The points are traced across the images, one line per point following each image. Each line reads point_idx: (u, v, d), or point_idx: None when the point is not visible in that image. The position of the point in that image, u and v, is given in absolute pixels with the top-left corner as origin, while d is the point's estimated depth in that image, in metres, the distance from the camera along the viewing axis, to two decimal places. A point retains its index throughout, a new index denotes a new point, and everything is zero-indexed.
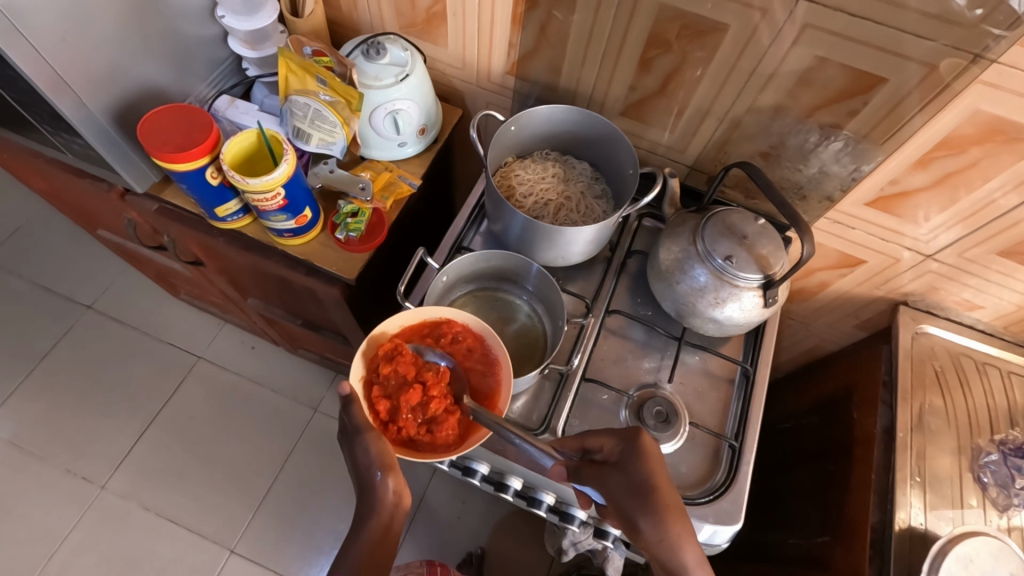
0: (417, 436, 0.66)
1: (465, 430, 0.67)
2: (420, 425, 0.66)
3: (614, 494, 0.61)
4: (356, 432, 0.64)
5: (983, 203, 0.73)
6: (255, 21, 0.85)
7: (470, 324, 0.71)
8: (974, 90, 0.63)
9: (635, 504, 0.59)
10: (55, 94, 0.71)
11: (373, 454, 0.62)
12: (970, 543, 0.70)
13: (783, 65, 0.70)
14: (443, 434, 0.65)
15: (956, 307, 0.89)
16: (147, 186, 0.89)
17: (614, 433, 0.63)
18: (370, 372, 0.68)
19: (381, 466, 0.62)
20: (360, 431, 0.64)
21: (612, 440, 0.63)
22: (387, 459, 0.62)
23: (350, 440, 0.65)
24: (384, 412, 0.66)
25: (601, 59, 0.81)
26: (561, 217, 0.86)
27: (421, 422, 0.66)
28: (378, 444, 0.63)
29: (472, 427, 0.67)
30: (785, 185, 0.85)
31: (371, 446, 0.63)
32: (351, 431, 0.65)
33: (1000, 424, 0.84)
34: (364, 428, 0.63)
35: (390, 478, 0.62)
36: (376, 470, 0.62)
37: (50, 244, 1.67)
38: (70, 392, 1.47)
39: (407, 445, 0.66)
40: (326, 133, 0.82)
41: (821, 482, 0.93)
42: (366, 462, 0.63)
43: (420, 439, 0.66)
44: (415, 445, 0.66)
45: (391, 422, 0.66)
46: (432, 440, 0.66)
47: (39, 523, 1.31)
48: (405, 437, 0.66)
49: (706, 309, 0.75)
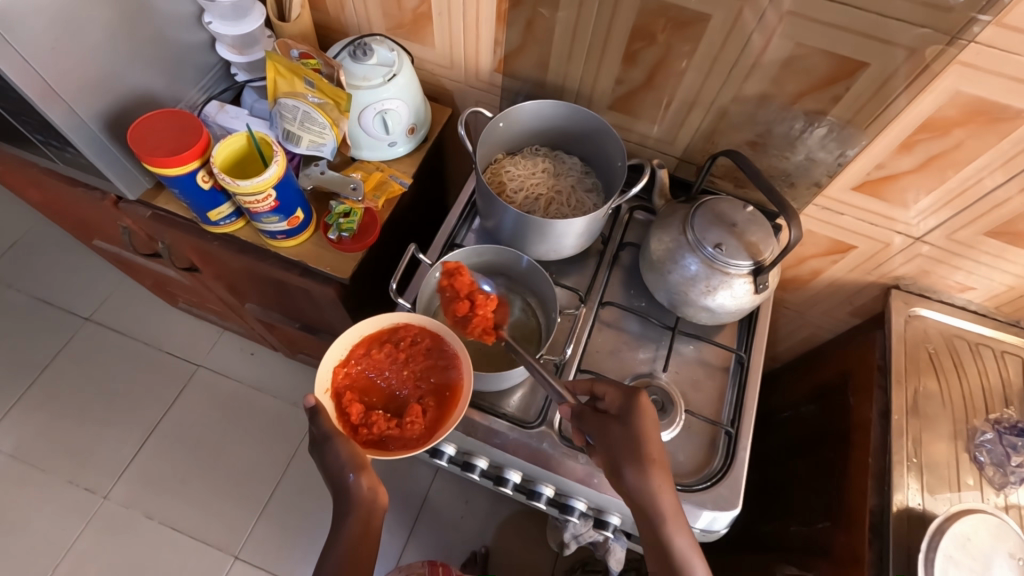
0: (386, 435, 0.68)
1: (433, 424, 0.69)
2: (389, 424, 0.68)
3: (608, 445, 0.62)
4: (324, 439, 0.65)
5: (971, 182, 0.73)
6: (243, 26, 0.86)
7: (426, 325, 0.73)
8: (954, 71, 0.63)
9: (633, 456, 0.60)
10: (46, 103, 0.72)
11: (344, 457, 0.64)
12: (967, 522, 0.71)
13: (766, 54, 0.71)
14: (412, 427, 0.68)
15: (949, 290, 0.90)
16: (140, 193, 0.90)
17: (619, 387, 0.65)
18: (336, 384, 0.71)
19: (355, 467, 0.63)
20: (329, 438, 0.65)
21: (616, 393, 0.65)
22: (359, 459, 0.64)
23: (320, 447, 0.65)
24: (353, 417, 0.68)
25: (586, 55, 0.82)
26: (551, 211, 0.87)
27: (389, 421, 0.68)
28: (348, 447, 0.64)
29: (441, 419, 0.69)
30: (773, 173, 0.86)
31: (341, 450, 0.64)
32: (320, 441, 0.66)
33: (995, 403, 0.85)
34: (332, 434, 0.65)
35: (364, 477, 0.64)
36: (349, 472, 0.63)
37: (46, 257, 1.68)
38: (70, 403, 1.47)
39: (378, 446, 0.68)
40: (316, 134, 0.83)
41: (821, 468, 0.94)
42: (338, 466, 0.64)
43: (389, 437, 0.68)
44: (385, 444, 0.68)
45: (361, 425, 0.68)
46: (401, 436, 0.68)
47: (43, 534, 1.32)
48: (375, 438, 0.68)
49: (699, 298, 0.76)
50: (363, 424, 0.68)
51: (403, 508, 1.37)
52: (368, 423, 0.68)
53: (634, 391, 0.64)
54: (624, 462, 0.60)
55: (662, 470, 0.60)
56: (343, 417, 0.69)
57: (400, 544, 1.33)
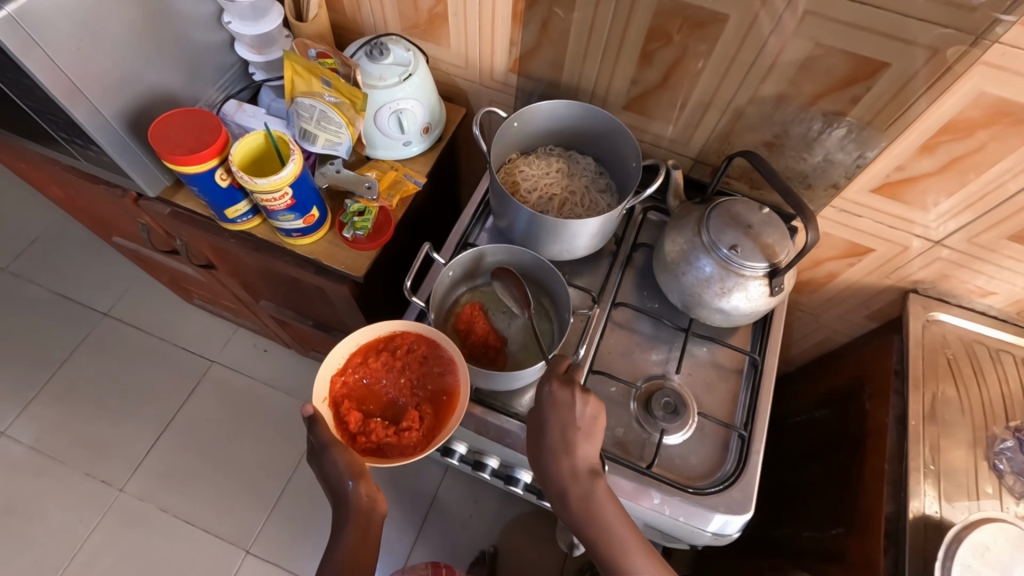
0: (384, 442, 0.69)
1: (429, 431, 0.71)
2: (386, 431, 0.70)
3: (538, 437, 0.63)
4: (322, 449, 0.65)
5: (993, 186, 0.72)
6: (261, 27, 0.87)
7: (421, 331, 0.73)
8: (977, 73, 0.62)
9: None
10: (71, 102, 0.73)
11: (341, 466, 0.64)
12: (986, 531, 0.69)
13: (783, 54, 0.70)
14: (409, 434, 0.69)
15: (969, 295, 0.88)
16: (159, 191, 0.91)
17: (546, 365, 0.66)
18: (334, 393, 0.72)
19: (352, 474, 0.64)
20: (327, 446, 0.65)
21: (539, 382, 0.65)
22: (357, 467, 0.64)
23: (318, 457, 0.66)
24: (351, 426, 0.70)
25: (601, 54, 0.82)
26: (565, 211, 0.87)
27: (387, 428, 0.70)
28: (345, 456, 0.64)
29: (438, 425, 0.70)
30: (790, 174, 0.85)
31: (338, 459, 0.64)
32: (317, 449, 0.66)
33: (1015, 411, 0.83)
34: (330, 443, 0.65)
35: (362, 485, 0.64)
36: (347, 480, 0.64)
37: (67, 253, 1.71)
38: (88, 397, 1.50)
39: (375, 453, 0.69)
40: (332, 133, 0.83)
41: (834, 474, 0.93)
42: (336, 474, 0.64)
43: (387, 445, 0.69)
44: (383, 452, 0.69)
45: (358, 433, 0.70)
46: (398, 444, 0.69)
47: (60, 525, 1.34)
48: (373, 445, 0.69)
49: (713, 299, 0.75)
50: (361, 431, 0.70)
51: (412, 507, 1.38)
52: (366, 431, 0.70)
53: (544, 380, 0.64)
54: (532, 446, 0.64)
55: (562, 453, 0.61)
56: (341, 425, 0.70)
57: (408, 543, 1.33)
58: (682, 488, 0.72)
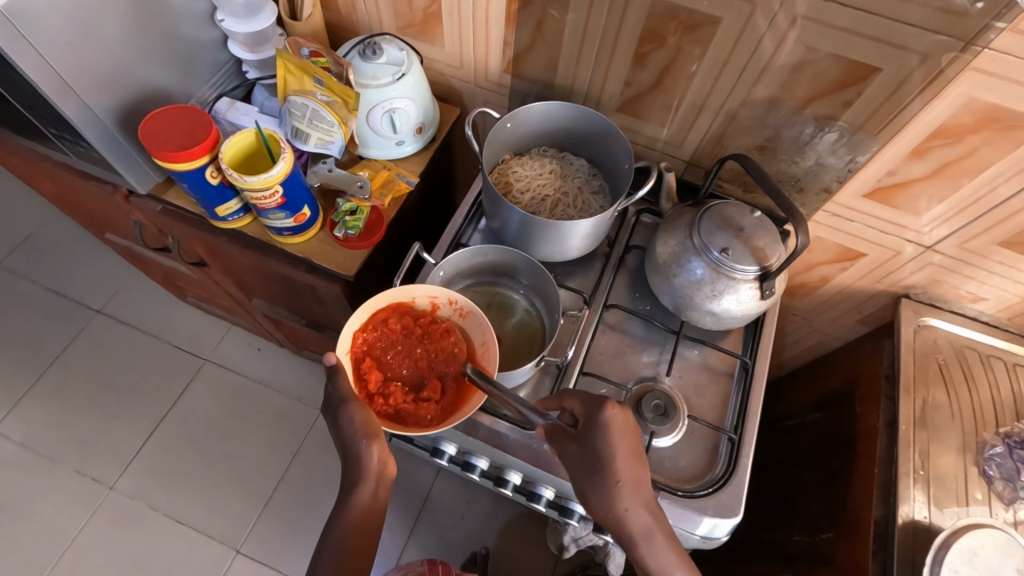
0: (401, 409, 0.69)
1: (448, 405, 0.70)
2: (405, 397, 0.70)
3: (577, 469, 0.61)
4: (341, 402, 0.65)
5: (985, 191, 0.72)
6: (254, 24, 0.87)
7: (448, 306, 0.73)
8: (967, 77, 0.62)
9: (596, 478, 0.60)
10: (61, 98, 0.73)
11: (359, 423, 0.63)
12: (973, 536, 0.70)
13: (775, 59, 0.71)
14: (427, 406, 0.69)
15: (960, 299, 0.88)
16: (150, 187, 0.91)
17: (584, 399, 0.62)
18: (355, 348, 0.71)
19: (367, 435, 0.63)
20: (345, 400, 0.65)
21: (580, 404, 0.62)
22: (372, 428, 0.63)
23: (334, 410, 0.65)
24: (370, 386, 0.70)
25: (595, 57, 0.82)
26: (557, 212, 0.86)
27: (406, 395, 0.70)
28: (362, 414, 0.64)
29: (457, 402, 0.70)
30: (782, 178, 0.85)
31: (355, 416, 0.63)
32: (335, 403, 0.66)
33: (1005, 417, 0.83)
34: (348, 397, 0.64)
35: (376, 446, 0.63)
36: (362, 440, 0.63)
37: (60, 250, 1.70)
38: (79, 394, 1.49)
39: (392, 418, 0.69)
40: (324, 133, 0.83)
41: (826, 478, 0.92)
42: (351, 434, 0.64)
43: (404, 412, 0.69)
44: (400, 418, 0.69)
45: (377, 395, 0.70)
46: (416, 413, 0.69)
47: (50, 522, 1.33)
48: (391, 410, 0.69)
49: (704, 302, 0.75)
50: (380, 394, 0.70)
51: (405, 507, 1.37)
52: (386, 394, 0.70)
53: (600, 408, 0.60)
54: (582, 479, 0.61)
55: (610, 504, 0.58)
56: (360, 384, 0.70)
57: (400, 543, 1.33)
58: (672, 491, 0.71)
